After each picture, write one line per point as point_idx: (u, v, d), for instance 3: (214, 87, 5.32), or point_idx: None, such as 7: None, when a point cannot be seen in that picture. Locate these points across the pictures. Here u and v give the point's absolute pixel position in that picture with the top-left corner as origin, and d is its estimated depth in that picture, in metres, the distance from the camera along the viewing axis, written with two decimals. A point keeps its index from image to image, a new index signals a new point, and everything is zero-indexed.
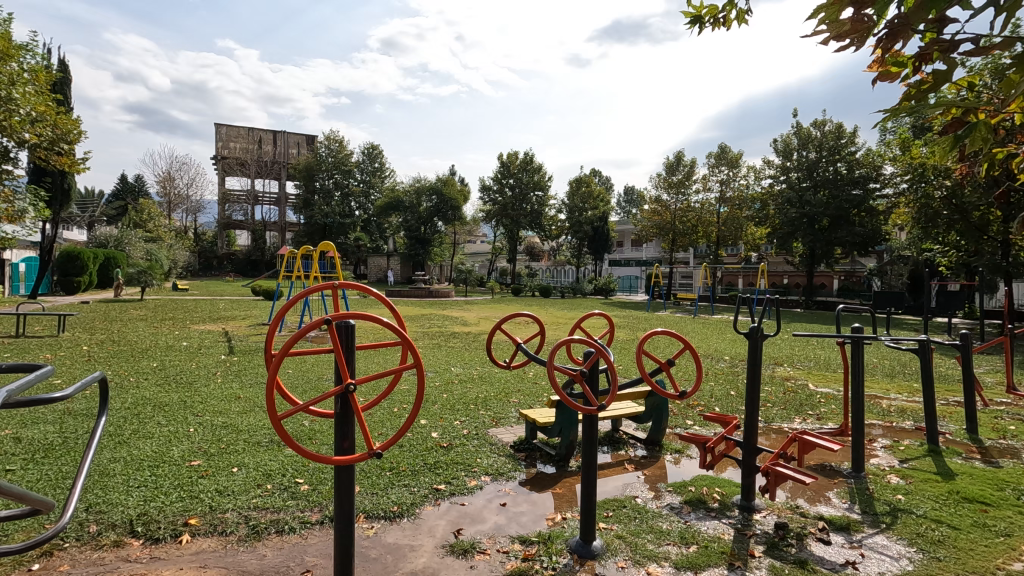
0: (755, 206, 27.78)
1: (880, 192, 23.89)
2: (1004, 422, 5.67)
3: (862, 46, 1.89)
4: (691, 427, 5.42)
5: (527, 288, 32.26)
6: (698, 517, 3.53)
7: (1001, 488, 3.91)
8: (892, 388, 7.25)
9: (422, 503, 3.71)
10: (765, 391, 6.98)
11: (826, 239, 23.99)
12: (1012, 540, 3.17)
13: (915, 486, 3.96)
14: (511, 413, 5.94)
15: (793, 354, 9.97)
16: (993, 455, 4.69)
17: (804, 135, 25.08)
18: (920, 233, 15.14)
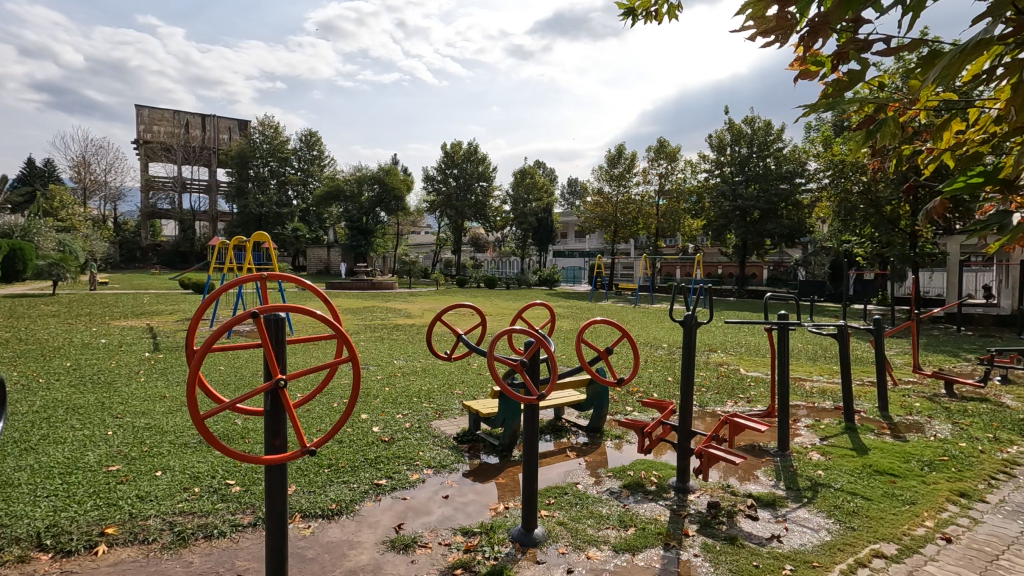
0: (692, 199, 28.84)
1: (805, 186, 25.34)
2: (911, 400, 6.18)
3: (785, 43, 1.94)
4: (632, 413, 5.58)
5: (472, 279, 32.15)
6: (637, 500, 3.64)
7: (907, 461, 4.25)
8: (815, 371, 7.74)
9: (362, 499, 3.62)
10: (700, 376, 7.29)
11: (756, 230, 25.32)
12: (917, 508, 3.46)
13: (833, 462, 4.25)
14: (454, 404, 5.92)
15: (726, 341, 10.47)
16: (902, 431, 5.09)
17: (736, 132, 26.20)
18: (841, 226, 16.19)
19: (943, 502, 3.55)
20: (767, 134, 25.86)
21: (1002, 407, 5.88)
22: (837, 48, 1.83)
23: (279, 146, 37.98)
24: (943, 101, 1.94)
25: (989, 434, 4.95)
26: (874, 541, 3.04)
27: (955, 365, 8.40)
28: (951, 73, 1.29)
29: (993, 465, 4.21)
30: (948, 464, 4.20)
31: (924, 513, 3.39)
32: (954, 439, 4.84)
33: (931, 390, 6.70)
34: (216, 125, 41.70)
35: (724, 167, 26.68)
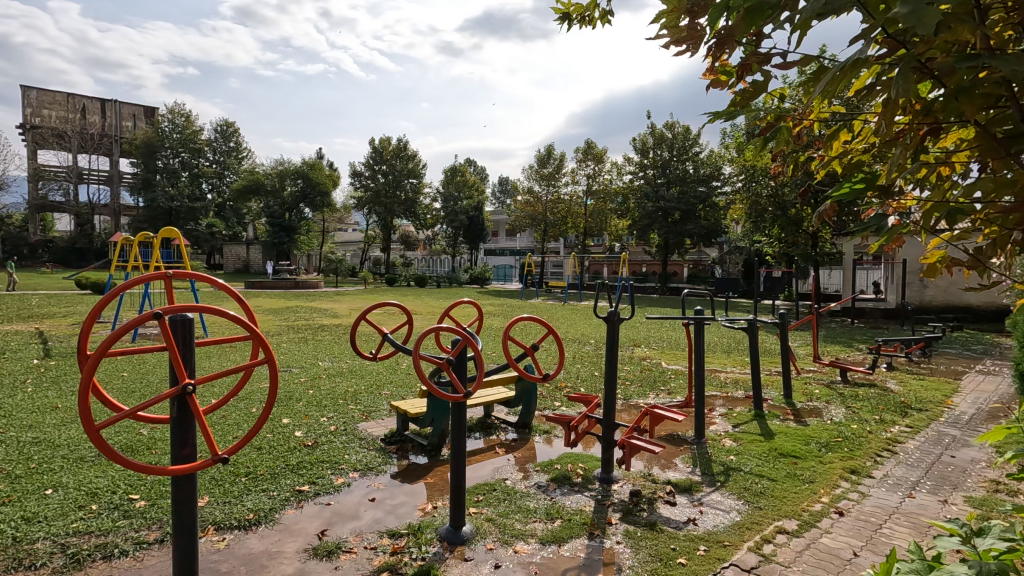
0: (618, 200, 29.82)
1: (720, 189, 26.90)
2: (811, 387, 6.74)
3: (695, 53, 2.06)
4: (560, 408, 5.70)
5: (402, 278, 31.55)
6: (563, 493, 3.73)
7: (807, 443, 4.62)
8: (729, 363, 8.25)
9: (283, 507, 3.47)
10: (624, 371, 7.56)
11: (677, 230, 26.69)
12: (815, 486, 3.78)
13: (743, 447, 4.55)
14: (382, 405, 5.80)
15: (650, 336, 10.93)
16: (803, 416, 5.53)
17: (658, 136, 27.37)
18: (752, 227, 17.31)
19: (837, 479, 3.90)
20: (686, 139, 27.19)
21: (887, 392, 6.53)
22: (741, 60, 1.96)
23: (191, 136, 35.50)
24: (833, 114, 2.12)
25: (876, 416, 5.49)
26: (778, 518, 3.29)
27: (849, 355, 9.24)
28: (834, 88, 1.42)
29: (879, 444, 4.67)
30: (842, 444, 4.61)
31: (821, 490, 3.70)
32: (847, 421, 5.33)
33: (829, 378, 7.32)
34: (117, 110, 38.34)
35: (647, 170, 27.88)
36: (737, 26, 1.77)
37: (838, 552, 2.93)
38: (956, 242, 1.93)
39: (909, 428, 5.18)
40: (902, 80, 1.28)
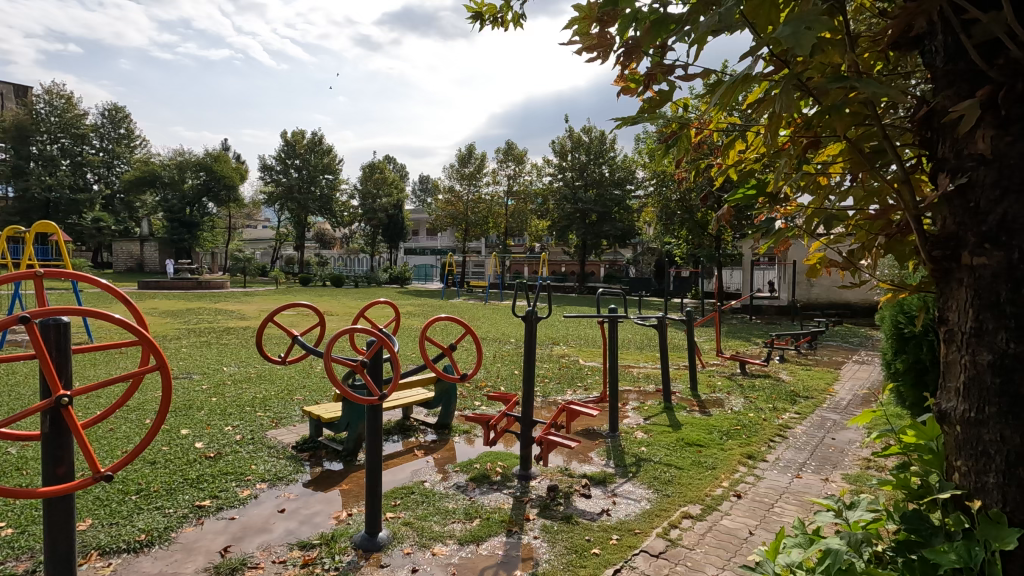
0: (538, 201, 30.37)
1: (634, 193, 28.12)
2: (715, 380, 7.21)
3: (606, 60, 2.14)
4: (480, 408, 5.70)
5: (317, 277, 30.26)
6: (482, 492, 3.74)
7: (711, 432, 4.94)
8: (641, 359, 8.64)
9: (181, 525, 3.22)
10: (544, 368, 7.71)
11: (594, 231, 27.62)
12: (717, 471, 4.05)
13: (653, 438, 4.78)
14: (293, 411, 5.53)
15: (568, 334, 11.21)
16: (707, 406, 5.92)
17: (576, 139, 28.18)
18: (663, 229, 18.25)
19: (736, 464, 4.20)
20: (602, 143, 28.18)
21: (779, 382, 7.13)
22: (648, 69, 2.06)
23: (72, 121, 31.97)
24: (730, 125, 2.27)
25: (770, 404, 5.98)
26: (684, 504, 3.49)
27: (747, 348, 9.99)
28: (728, 97, 1.53)
29: (772, 430, 5.09)
30: (740, 432, 4.98)
31: (722, 476, 3.98)
32: (745, 410, 5.76)
33: (729, 370, 7.88)
34: None
35: (566, 173, 28.53)
36: (644, 36, 1.85)
37: (736, 533, 3.15)
38: (832, 245, 2.13)
39: (797, 414, 5.68)
40: (785, 94, 1.40)
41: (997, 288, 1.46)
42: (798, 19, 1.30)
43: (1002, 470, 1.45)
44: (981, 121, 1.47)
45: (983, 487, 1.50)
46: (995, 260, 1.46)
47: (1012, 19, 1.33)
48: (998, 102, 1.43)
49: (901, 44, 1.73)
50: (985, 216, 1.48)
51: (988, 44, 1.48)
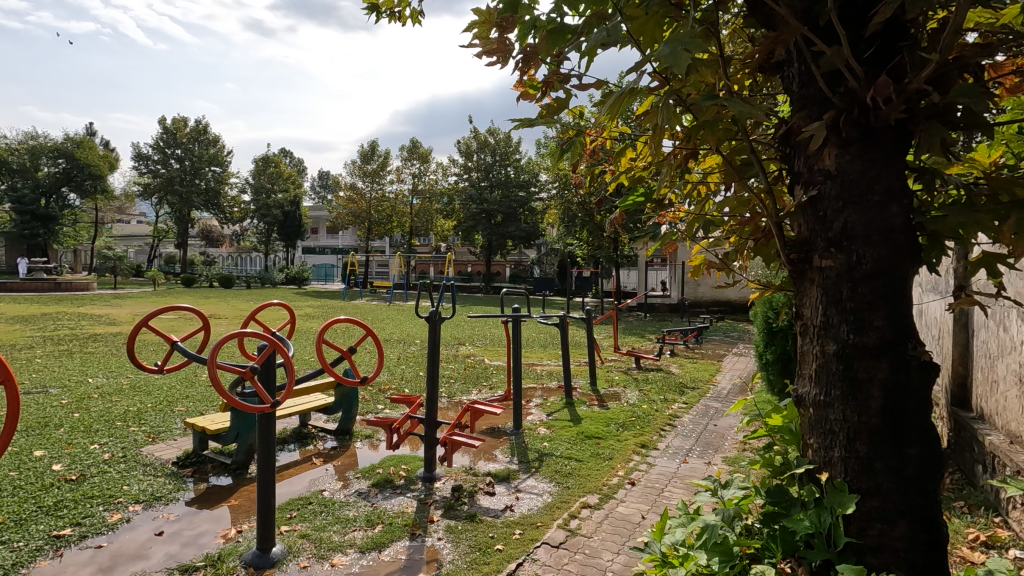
0: (444, 201, 30.22)
1: (538, 195, 28.83)
2: (613, 374, 7.60)
3: (504, 65, 2.19)
4: (383, 411, 5.58)
5: (203, 278, 27.92)
6: (385, 497, 3.66)
7: (608, 424, 5.20)
8: (545, 356, 8.89)
9: (33, 560, 2.83)
10: (449, 369, 7.69)
11: (499, 232, 27.95)
12: (613, 462, 4.27)
13: (555, 433, 4.94)
14: (174, 424, 5.06)
15: (474, 334, 11.26)
16: (605, 400, 6.22)
17: (481, 140, 28.40)
18: (566, 230, 18.91)
19: (631, 454, 4.46)
20: (507, 145, 28.62)
21: (669, 374, 7.67)
22: (546, 76, 2.14)
23: None
24: (623, 134, 2.42)
25: (661, 396, 6.41)
26: (583, 494, 3.65)
27: (641, 344, 10.63)
28: (617, 109, 1.63)
29: (662, 420, 5.46)
30: (635, 423, 5.28)
31: (618, 465, 4.21)
32: (639, 402, 6.13)
33: (626, 365, 8.33)
34: None
35: (472, 173, 28.95)
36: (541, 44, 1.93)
37: (630, 518, 3.34)
38: (711, 248, 2.34)
39: (685, 404, 6.14)
40: (666, 108, 1.52)
41: (841, 287, 1.67)
42: (676, 40, 1.42)
43: (845, 445, 1.67)
44: (828, 140, 1.68)
45: (829, 461, 1.71)
46: (839, 262, 1.67)
47: (849, 54, 1.55)
48: (840, 125, 1.64)
49: (764, 68, 1.94)
50: (831, 224, 1.70)
51: (833, 73, 1.70)
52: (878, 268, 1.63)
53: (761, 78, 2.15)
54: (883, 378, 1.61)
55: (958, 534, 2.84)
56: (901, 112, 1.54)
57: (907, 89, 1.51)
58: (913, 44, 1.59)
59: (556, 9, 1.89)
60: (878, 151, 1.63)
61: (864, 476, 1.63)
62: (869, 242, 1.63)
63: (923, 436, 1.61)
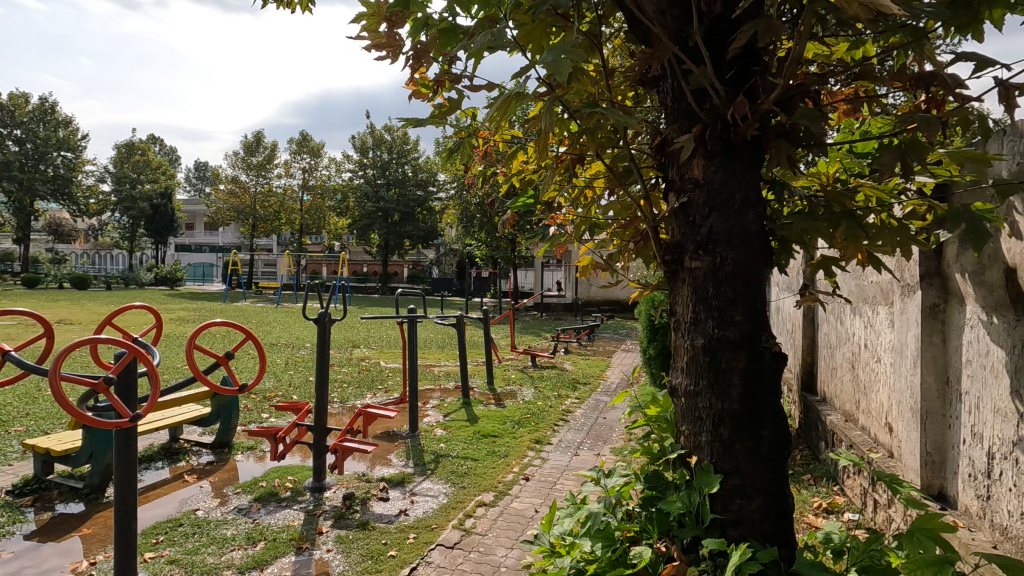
0: (337, 198, 28.96)
1: (436, 195, 28.59)
2: (509, 373, 7.73)
3: (395, 61, 2.15)
4: (267, 420, 5.22)
5: (49, 278, 24.41)
6: (268, 511, 3.44)
7: (505, 422, 5.28)
8: (442, 357, 8.83)
9: None
10: (343, 373, 7.39)
11: (396, 232, 27.34)
12: (508, 459, 4.35)
13: (452, 434, 4.93)
14: (9, 447, 4.37)
15: (369, 336, 10.92)
16: (502, 399, 6.31)
17: (377, 137, 27.65)
18: (464, 230, 18.96)
19: (525, 450, 4.56)
20: (404, 143, 28.10)
21: (563, 371, 7.95)
22: (437, 74, 2.14)
23: None
24: (514, 137, 2.47)
25: (555, 392, 6.63)
26: (478, 493, 3.68)
27: (537, 343, 10.92)
28: (505, 111, 1.67)
29: (556, 415, 5.64)
30: (530, 420, 5.41)
31: (513, 462, 4.29)
32: (534, 399, 6.29)
33: (522, 363, 8.51)
34: None
35: (367, 169, 28.03)
36: (431, 42, 1.92)
37: (524, 513, 3.42)
38: (597, 250, 2.46)
39: (578, 399, 6.40)
40: (550, 113, 1.58)
41: (707, 285, 1.83)
42: (559, 47, 1.48)
43: (711, 430, 1.83)
44: (697, 151, 1.84)
45: (698, 444, 1.87)
46: (705, 263, 1.84)
47: (713, 75, 1.71)
48: (706, 138, 1.80)
49: (643, 82, 2.07)
50: (698, 228, 1.86)
51: (700, 91, 1.86)
52: (738, 268, 1.80)
53: (641, 91, 2.30)
54: (741, 368, 1.79)
55: (806, 503, 3.23)
56: (755, 129, 1.72)
57: (760, 109, 1.69)
58: (764, 69, 1.78)
59: (448, 8, 1.89)
60: (736, 164, 1.81)
61: (726, 457, 1.81)
62: (730, 246, 1.81)
63: (774, 418, 1.81)
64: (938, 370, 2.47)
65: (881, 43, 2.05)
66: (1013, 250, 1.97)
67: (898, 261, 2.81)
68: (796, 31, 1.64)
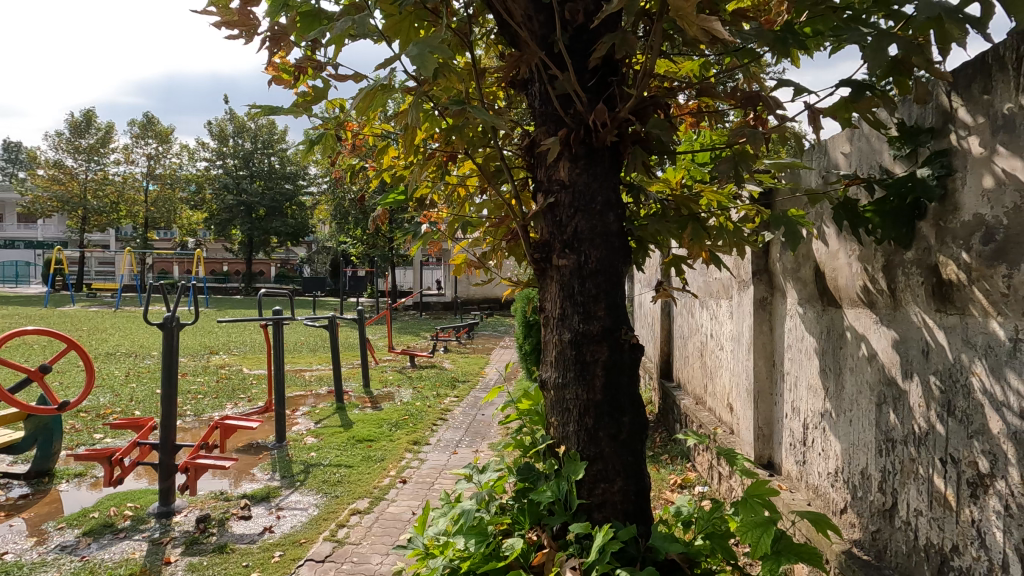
0: (191, 188, 26.11)
1: (307, 189, 26.97)
2: (387, 374, 7.52)
3: (250, 42, 1.98)
4: (102, 441, 4.56)
5: None
6: (103, 545, 3.00)
7: (381, 425, 5.12)
8: (314, 361, 8.35)
9: None
10: (198, 382, 6.68)
11: (262, 227, 25.33)
12: (385, 462, 4.23)
13: (324, 441, 4.67)
14: None
15: (229, 341, 9.99)
16: (379, 401, 6.12)
17: (239, 124, 25.46)
18: (338, 227, 18.13)
19: (403, 452, 4.47)
20: (271, 133, 26.17)
21: (442, 370, 7.92)
22: (299, 60, 2.01)
23: None
24: (385, 132, 2.40)
25: (434, 392, 6.57)
26: (352, 501, 3.53)
27: (416, 342, 10.78)
28: (370, 103, 1.62)
29: (435, 415, 5.60)
30: (407, 421, 5.30)
31: (390, 465, 4.18)
32: (413, 400, 6.19)
33: (401, 364, 8.33)
34: None
35: (226, 159, 25.60)
36: (290, 24, 1.80)
37: (400, 517, 3.33)
38: (471, 248, 2.48)
39: (456, 398, 6.40)
40: (416, 109, 1.56)
41: (573, 282, 1.92)
42: (424, 43, 1.46)
43: (578, 420, 1.92)
44: (562, 154, 1.92)
45: (566, 434, 1.96)
46: (571, 262, 1.92)
47: (575, 82, 1.79)
48: (571, 141, 1.89)
49: (513, 84, 2.12)
50: (564, 228, 1.94)
51: (565, 97, 1.95)
52: (600, 266, 1.91)
53: (513, 93, 2.35)
54: (604, 360, 1.90)
55: (664, 481, 3.54)
56: (614, 135, 1.84)
57: (617, 117, 1.82)
58: (620, 80, 1.91)
59: None
60: (598, 168, 1.92)
61: (590, 444, 1.91)
62: (593, 245, 1.91)
63: (633, 405, 1.94)
64: (766, 354, 2.84)
65: (719, 65, 2.29)
66: (820, 250, 2.31)
67: (735, 260, 3.16)
68: (647, 47, 1.78)
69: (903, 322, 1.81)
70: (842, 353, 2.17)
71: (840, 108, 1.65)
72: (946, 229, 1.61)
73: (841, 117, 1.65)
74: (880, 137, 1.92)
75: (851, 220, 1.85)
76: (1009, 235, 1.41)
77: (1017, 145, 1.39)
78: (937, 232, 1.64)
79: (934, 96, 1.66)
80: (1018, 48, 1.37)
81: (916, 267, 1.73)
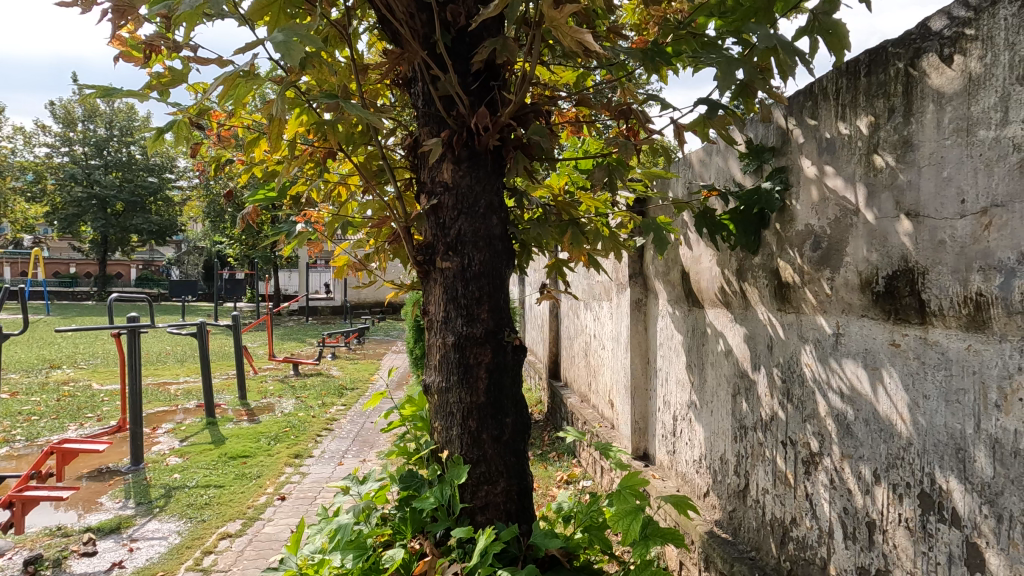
0: (27, 177, 22.62)
1: (175, 182, 24.42)
2: (266, 385, 7.01)
3: (87, 11, 1.74)
4: None
5: None
6: None
7: (258, 440, 4.76)
8: (181, 373, 7.56)
9: None
10: (31, 402, 5.76)
11: (119, 224, 22.53)
12: (261, 480, 3.93)
13: (190, 461, 4.24)
14: None
15: (75, 353, 8.75)
16: (257, 413, 5.69)
17: (89, 107, 22.45)
18: (213, 226, 16.63)
19: (282, 467, 4.18)
20: (130, 119, 23.37)
21: (329, 378, 7.54)
22: (150, 37, 1.80)
23: None
24: (254, 123, 2.23)
25: (319, 401, 6.24)
26: (221, 524, 3.23)
27: (301, 349, 10.16)
28: (230, 91, 1.48)
29: (319, 425, 5.31)
30: (289, 433, 4.98)
31: (267, 482, 3.89)
32: (295, 411, 5.82)
33: (283, 373, 7.82)
34: None
35: (73, 146, 22.48)
36: None
37: (276, 537, 3.11)
38: (351, 250, 2.37)
39: (344, 406, 6.13)
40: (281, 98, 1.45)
41: (457, 285, 1.91)
42: (291, 29, 1.37)
43: (461, 424, 1.91)
44: (445, 156, 1.91)
45: (449, 439, 1.94)
46: (454, 264, 1.91)
47: (456, 83, 1.79)
48: (453, 144, 1.88)
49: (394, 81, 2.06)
50: (447, 230, 1.92)
51: (447, 98, 1.93)
52: (484, 269, 1.92)
53: (396, 92, 2.28)
54: (488, 362, 1.91)
55: (550, 478, 3.63)
56: (496, 139, 1.86)
57: (499, 121, 1.84)
58: (501, 85, 1.93)
59: None
60: (480, 171, 1.93)
61: (473, 447, 1.91)
62: (476, 248, 1.91)
63: (515, 406, 1.97)
64: (642, 352, 3.03)
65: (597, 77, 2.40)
66: (685, 254, 2.51)
67: (614, 264, 3.34)
68: (528, 54, 1.81)
69: (753, 320, 2.01)
70: (704, 350, 2.36)
71: (699, 124, 1.79)
72: (785, 237, 1.81)
73: (701, 132, 1.81)
74: (732, 152, 2.13)
75: (710, 227, 2.04)
76: (832, 242, 1.61)
77: (837, 164, 1.59)
78: (778, 239, 1.84)
79: (775, 118, 1.87)
80: (836, 80, 1.58)
81: (762, 270, 1.93)
